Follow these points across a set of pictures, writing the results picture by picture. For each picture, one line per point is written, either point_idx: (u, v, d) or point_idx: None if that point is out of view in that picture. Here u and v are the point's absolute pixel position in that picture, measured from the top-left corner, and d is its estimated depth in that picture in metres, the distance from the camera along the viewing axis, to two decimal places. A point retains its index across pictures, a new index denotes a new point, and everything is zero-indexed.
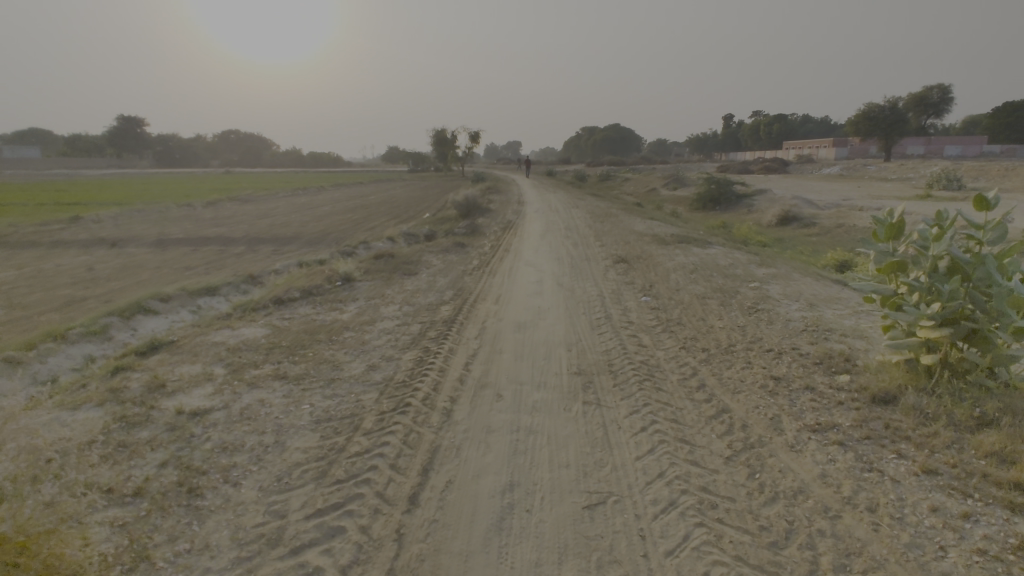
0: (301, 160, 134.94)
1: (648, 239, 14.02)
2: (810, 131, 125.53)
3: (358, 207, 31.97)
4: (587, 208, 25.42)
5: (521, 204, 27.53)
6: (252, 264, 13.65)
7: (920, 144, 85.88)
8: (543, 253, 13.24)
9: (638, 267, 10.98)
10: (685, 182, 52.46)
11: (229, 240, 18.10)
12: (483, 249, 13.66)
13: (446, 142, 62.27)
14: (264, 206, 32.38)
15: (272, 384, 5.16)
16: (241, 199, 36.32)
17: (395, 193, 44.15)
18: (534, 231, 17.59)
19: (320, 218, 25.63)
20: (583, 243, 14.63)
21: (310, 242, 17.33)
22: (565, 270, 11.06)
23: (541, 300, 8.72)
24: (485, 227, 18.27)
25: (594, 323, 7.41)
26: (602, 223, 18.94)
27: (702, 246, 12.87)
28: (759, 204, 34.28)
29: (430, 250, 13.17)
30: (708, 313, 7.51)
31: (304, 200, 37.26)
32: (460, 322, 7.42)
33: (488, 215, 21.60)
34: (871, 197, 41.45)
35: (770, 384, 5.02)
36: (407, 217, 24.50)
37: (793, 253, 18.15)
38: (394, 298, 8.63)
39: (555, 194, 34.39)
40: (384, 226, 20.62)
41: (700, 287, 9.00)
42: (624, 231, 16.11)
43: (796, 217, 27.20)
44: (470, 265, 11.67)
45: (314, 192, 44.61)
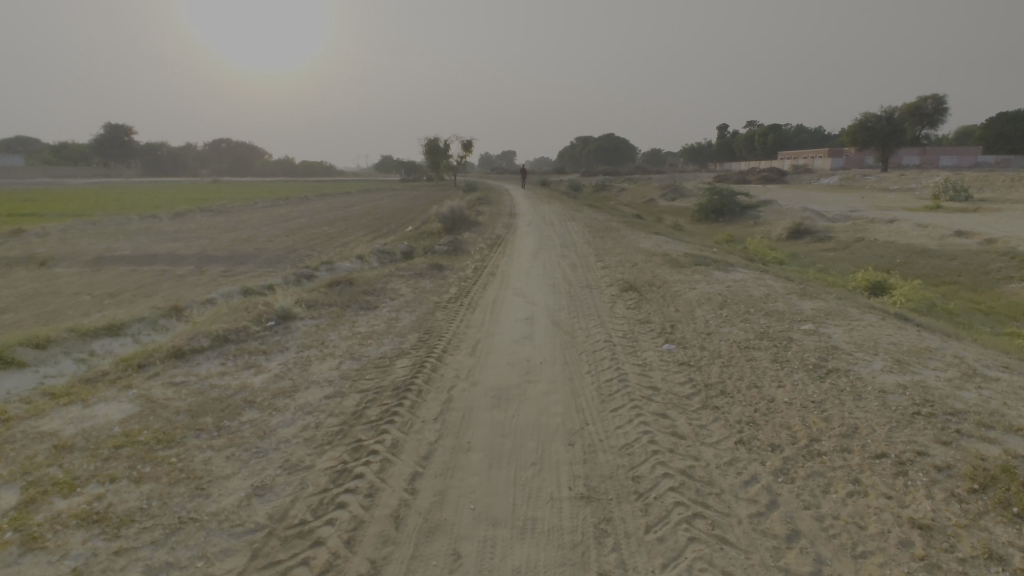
0: (291, 169, 132.62)
1: (659, 261, 12.07)
2: (806, 142, 124.91)
3: (339, 219, 29.90)
4: (584, 221, 23.44)
5: (513, 217, 25.57)
6: (190, 291, 11.51)
7: (917, 155, 85.10)
8: (536, 277, 11.21)
9: (651, 299, 8.96)
10: (684, 193, 50.66)
11: (180, 258, 15.92)
12: (464, 272, 11.63)
13: (439, 151, 60.54)
14: (238, 218, 30.25)
15: (69, 540, 3.05)
16: (216, 210, 34.18)
17: (382, 204, 41.99)
18: (526, 248, 15.55)
19: (292, 232, 23.40)
20: (582, 263, 12.63)
21: (270, 262, 15.18)
22: (561, 302, 9.02)
23: (531, 349, 6.63)
24: (470, 243, 16.25)
25: (604, 392, 5.32)
26: (602, 239, 16.97)
27: (725, 270, 10.91)
28: (764, 216, 32.45)
29: (401, 274, 11.10)
30: (759, 376, 5.45)
31: (283, 212, 34.95)
32: (417, 391, 5.33)
33: (476, 230, 19.61)
34: (877, 209, 39.83)
35: (916, 544, 2.96)
36: (387, 232, 22.36)
37: (815, 273, 16.23)
38: (336, 348, 6.52)
39: (550, 205, 32.38)
40: (358, 242, 18.53)
41: (738, 330, 6.98)
42: (628, 250, 14.11)
43: (807, 232, 25.40)
44: (446, 294, 9.60)
45: (295, 203, 42.32)
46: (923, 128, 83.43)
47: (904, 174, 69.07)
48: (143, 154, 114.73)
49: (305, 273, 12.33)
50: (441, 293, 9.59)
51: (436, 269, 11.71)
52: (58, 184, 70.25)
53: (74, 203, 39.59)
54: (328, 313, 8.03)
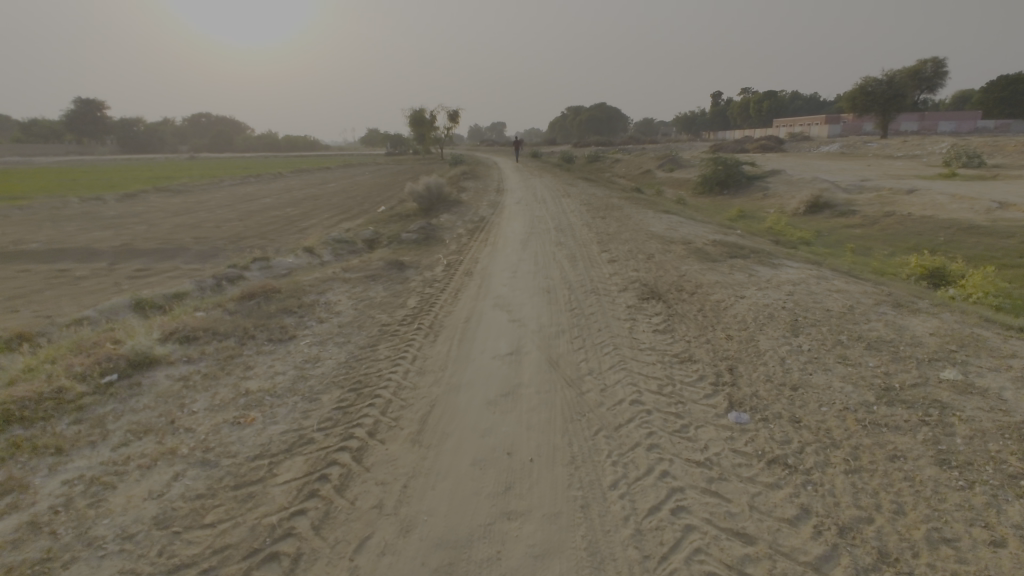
0: (273, 143, 127.55)
1: (681, 252, 9.50)
2: (803, 109, 121.70)
3: (308, 199, 27.04)
4: (581, 197, 20.73)
5: (500, 193, 22.90)
6: (72, 303, 8.80)
7: (915, 121, 82.67)
8: (526, 277, 8.58)
9: (685, 315, 6.40)
10: (683, 164, 47.87)
11: (94, 252, 13.16)
12: (431, 271, 8.98)
13: (422, 123, 57.02)
14: (195, 199, 27.24)
15: None
16: (174, 189, 31.18)
17: (360, 181, 38.92)
18: (514, 234, 12.87)
19: (249, 216, 20.52)
20: (583, 255, 10.01)
21: (199, 256, 12.43)
22: (560, 322, 6.42)
23: (516, 428, 4.05)
24: (446, 227, 13.58)
25: (651, 552, 2.80)
26: (605, 219, 14.33)
27: (770, 265, 8.36)
28: (774, 188, 29.90)
29: (346, 278, 8.42)
30: (940, 511, 2.91)
31: (248, 191, 31.84)
32: (291, 562, 2.75)
33: (456, 210, 16.95)
34: (889, 177, 37.38)
35: None
36: (355, 215, 19.54)
37: (855, 257, 13.72)
38: (190, 432, 3.92)
39: (542, 179, 29.59)
40: (317, 229, 15.80)
41: (841, 382, 4.42)
42: (637, 235, 11.50)
43: (825, 207, 22.96)
44: (401, 309, 6.99)
45: (266, 180, 39.23)
46: (925, 93, 80.50)
47: (908, 141, 66.57)
48: (115, 130, 109.45)
49: (229, 274, 9.64)
50: (392, 310, 6.95)
51: (396, 268, 9.05)
52: (22, 164, 66.24)
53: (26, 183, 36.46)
54: (208, 356, 5.35)
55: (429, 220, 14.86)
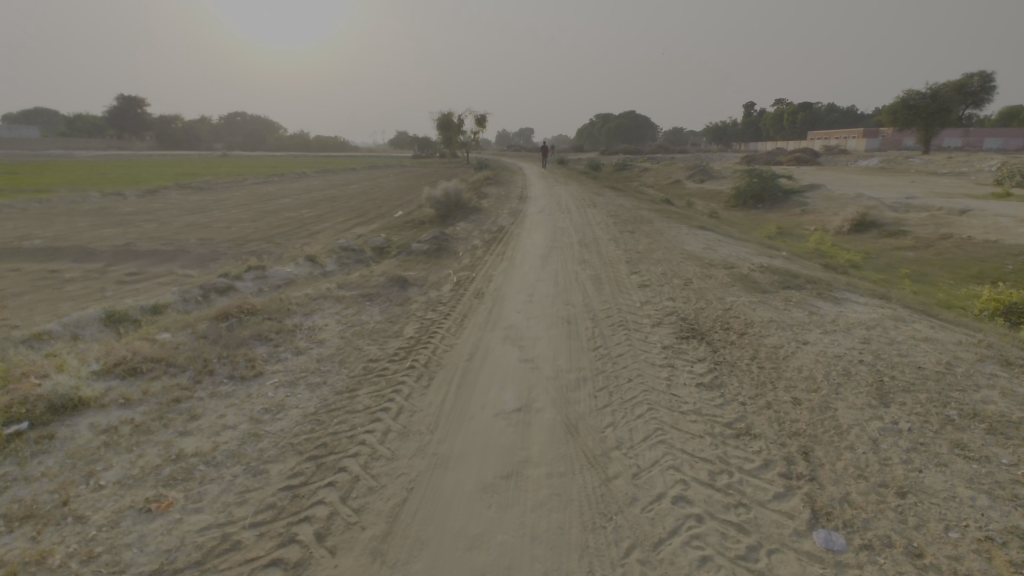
0: (303, 142, 129.13)
1: (724, 278, 8.30)
2: (839, 121, 118.19)
3: (326, 200, 26.45)
4: (609, 208, 19.56)
5: (523, 200, 21.94)
6: (45, 310, 8.03)
7: (960, 137, 79.26)
8: (544, 303, 7.50)
9: (735, 364, 5.25)
10: (714, 175, 46.26)
11: (92, 251, 12.53)
12: (437, 291, 7.96)
13: (449, 126, 56.53)
14: (214, 196, 26.88)
15: None
16: (195, 186, 31.02)
17: (382, 182, 38.42)
18: (534, 247, 11.81)
19: (262, 217, 19.90)
20: (610, 277, 8.89)
21: (197, 260, 11.67)
22: (582, 366, 5.33)
23: (517, 537, 2.98)
24: (461, 237, 12.60)
25: None
26: (634, 235, 13.18)
27: (832, 300, 7.12)
28: (814, 204, 28.24)
29: (340, 295, 7.44)
30: None
31: (269, 190, 31.50)
32: None
33: (474, 218, 15.99)
34: (936, 195, 35.27)
35: None
36: (370, 220, 18.73)
37: (914, 286, 12.31)
38: (81, 525, 2.93)
39: (567, 187, 28.50)
40: (328, 234, 15.01)
41: (967, 491, 3.23)
42: (670, 255, 10.34)
43: (871, 227, 21.38)
44: (395, 340, 5.98)
45: (290, 179, 39.05)
46: (972, 108, 77.03)
47: (954, 157, 63.51)
48: (152, 126, 112.19)
49: (217, 284, 8.76)
50: (383, 341, 5.93)
51: (398, 286, 8.06)
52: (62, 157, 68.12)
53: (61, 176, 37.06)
54: (148, 397, 4.38)
55: (445, 228, 13.93)
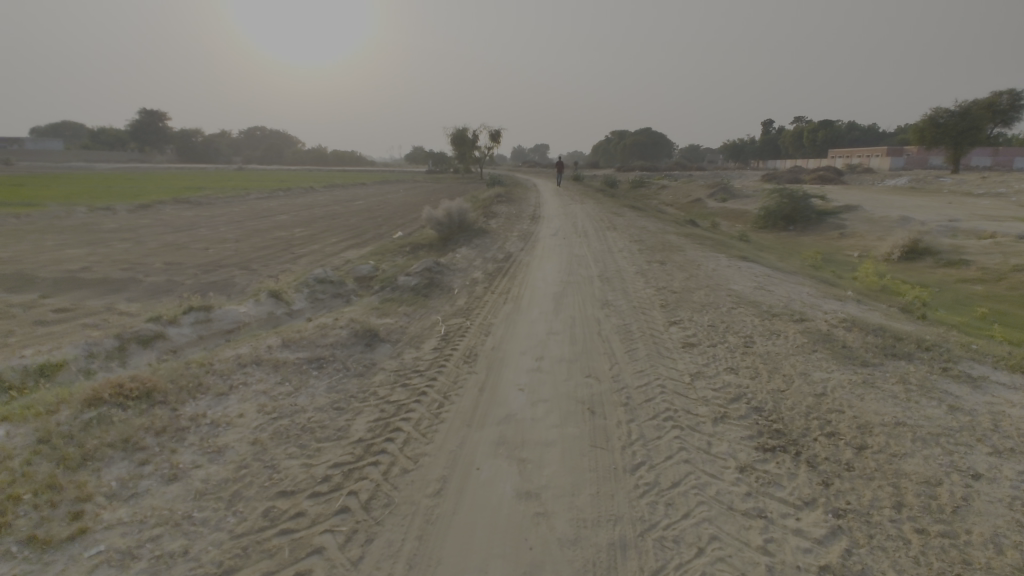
0: (320, 157, 129.53)
1: (799, 341, 6.20)
2: (862, 139, 115.52)
3: (326, 217, 24.83)
4: (630, 231, 17.53)
5: (536, 220, 20.09)
6: None
7: (990, 156, 76.43)
8: (558, 375, 5.49)
9: (871, 522, 3.19)
10: (738, 194, 44.06)
11: (32, 279, 10.81)
12: (415, 353, 5.98)
13: (462, 142, 55.31)
14: (208, 212, 25.38)
15: None
16: (193, 201, 29.64)
17: (391, 199, 36.88)
18: (545, 282, 9.85)
19: (250, 236, 18.23)
20: (643, 332, 6.88)
21: (147, 293, 9.88)
22: (617, 515, 3.32)
23: None
24: (461, 268, 10.66)
25: None
26: (665, 268, 11.14)
27: (967, 383, 5.03)
28: (851, 227, 26.02)
29: (280, 360, 5.48)
30: None
31: (271, 206, 30.04)
32: None
33: (479, 242, 14.13)
34: (979, 217, 32.86)
35: None
36: (366, 241, 16.93)
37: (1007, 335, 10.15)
38: None
39: (583, 205, 26.57)
40: (311, 261, 13.22)
41: None
42: (715, 299, 8.28)
43: (923, 254, 19.16)
44: (332, 448, 4.00)
45: (295, 194, 37.73)
46: (1005, 126, 74.14)
47: (988, 177, 60.67)
48: (170, 139, 113.10)
49: (141, 331, 6.88)
50: (314, 450, 3.94)
51: (364, 344, 6.08)
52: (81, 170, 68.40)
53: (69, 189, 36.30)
54: None
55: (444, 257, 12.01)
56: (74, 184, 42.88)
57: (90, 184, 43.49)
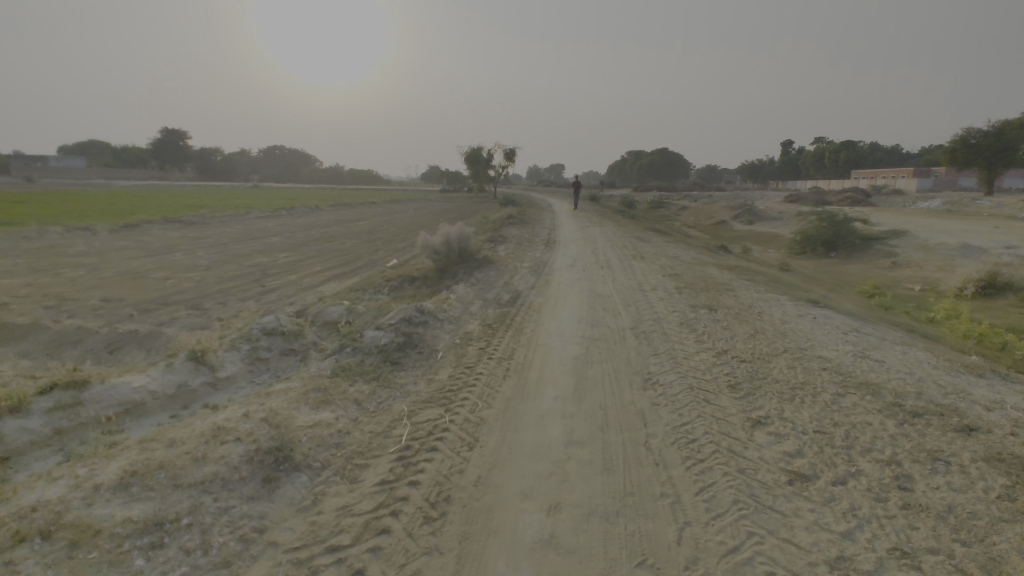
0: (336, 175, 129.54)
1: (991, 490, 3.69)
2: (887, 160, 112.31)
3: (322, 240, 22.78)
4: (660, 261, 15.06)
5: (550, 246, 17.79)
6: None
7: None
8: (586, 562, 3.07)
9: None
10: (765, 217, 41.36)
11: None
12: (343, 501, 3.57)
13: (476, 161, 53.64)
14: (196, 233, 23.48)
15: None
16: (186, 221, 27.82)
17: (397, 219, 34.87)
18: (562, 339, 7.44)
19: (226, 262, 16.08)
20: (717, 449, 4.41)
21: (46, 347, 7.64)
22: None
23: None
24: (453, 317, 8.30)
25: None
26: (716, 317, 8.67)
27: None
28: (903, 256, 23.35)
29: (94, 522, 3.11)
30: None
31: (267, 226, 28.06)
32: None
33: (483, 275, 11.82)
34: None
35: None
36: (354, 270, 14.68)
37: None
38: None
39: (602, 229, 24.20)
40: (279, 301, 10.99)
41: None
42: (807, 380, 5.78)
43: (1002, 289, 16.47)
44: None
45: (298, 214, 36.02)
46: None
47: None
48: (188, 157, 113.83)
49: None
50: None
51: (261, 477, 3.68)
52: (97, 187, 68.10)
53: (68, 206, 34.92)
54: None
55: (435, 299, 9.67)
56: (80, 201, 41.78)
57: (94, 201, 42.31)
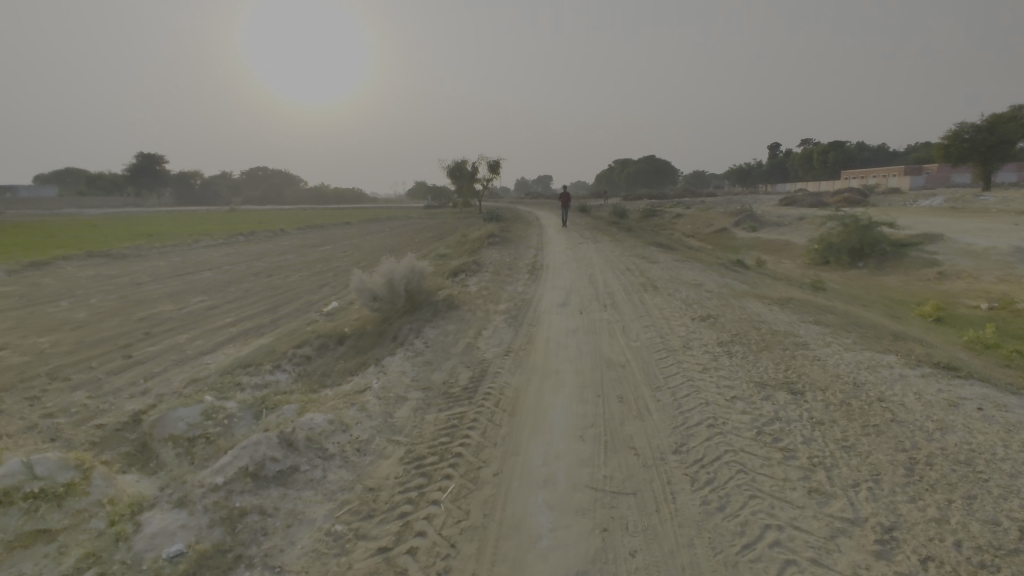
0: (318, 194, 126.11)
1: None
2: (877, 159, 110.74)
3: (266, 273, 19.07)
4: (679, 292, 11.48)
5: (536, 273, 14.29)
6: None
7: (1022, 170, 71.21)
8: None
9: None
10: (768, 223, 38.28)
11: None
12: None
13: (457, 175, 50.33)
14: (115, 270, 19.68)
15: None
16: (115, 254, 23.95)
17: (369, 242, 31.25)
18: (553, 503, 3.83)
19: (113, 314, 12.29)
20: None
21: None
22: None
23: None
24: (356, 442, 4.64)
25: None
26: (814, 418, 5.07)
27: None
28: (946, 266, 20.09)
29: None
30: None
31: (211, 257, 24.28)
32: None
33: (437, 333, 8.24)
34: None
35: None
36: (274, 322, 10.98)
37: None
38: None
39: (598, 246, 20.68)
40: (127, 391, 7.29)
41: None
42: None
43: None
44: None
45: (258, 239, 32.28)
46: None
47: None
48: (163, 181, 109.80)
49: None
50: None
51: None
52: (63, 216, 64.20)
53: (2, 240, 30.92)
54: None
55: (344, 395, 5.99)
56: (32, 233, 38.06)
57: (36, 233, 38.32)
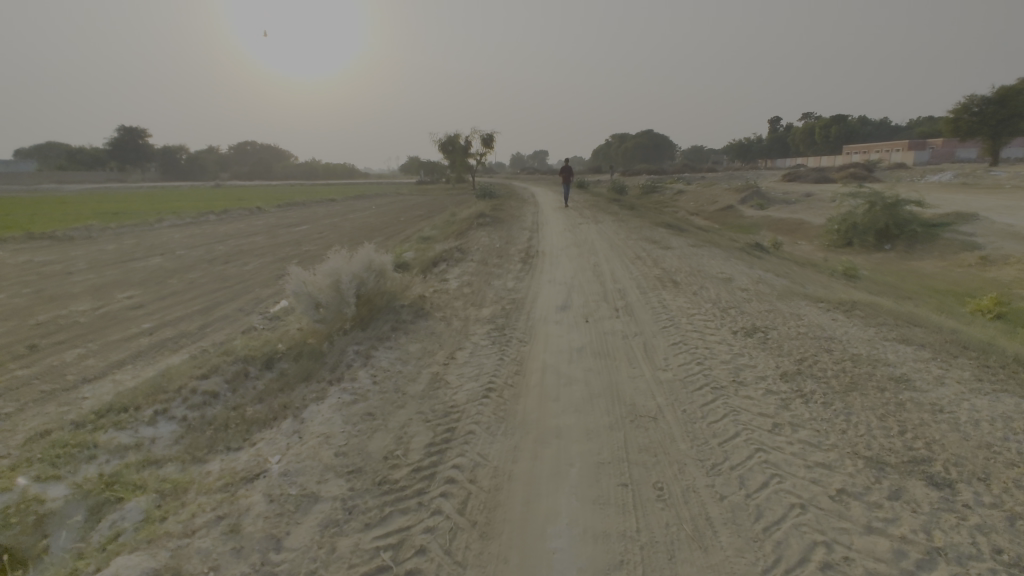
0: (308, 169, 122.35)
1: None
2: (880, 133, 107.86)
3: (224, 259, 16.74)
4: (707, 290, 9.26)
5: (530, 262, 12.08)
6: None
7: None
8: None
9: None
10: (778, 200, 35.98)
11: None
12: None
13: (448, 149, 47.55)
14: (53, 256, 17.27)
15: None
16: (63, 235, 21.47)
17: (350, 222, 28.70)
18: None
19: (11, 316, 9.99)
20: None
21: None
22: None
23: None
24: None
25: None
26: (1006, 560, 2.95)
27: None
28: (987, 251, 17.97)
29: None
30: None
31: (171, 239, 21.84)
32: None
33: (393, 359, 6.04)
34: None
35: None
36: (201, 331, 8.71)
37: None
38: None
39: (600, 227, 18.39)
40: None
41: None
42: None
43: None
44: None
45: (230, 219, 29.76)
46: None
47: None
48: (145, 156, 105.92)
49: None
50: None
51: None
52: (36, 191, 61.07)
53: None
54: None
55: (222, 485, 3.80)
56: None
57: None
